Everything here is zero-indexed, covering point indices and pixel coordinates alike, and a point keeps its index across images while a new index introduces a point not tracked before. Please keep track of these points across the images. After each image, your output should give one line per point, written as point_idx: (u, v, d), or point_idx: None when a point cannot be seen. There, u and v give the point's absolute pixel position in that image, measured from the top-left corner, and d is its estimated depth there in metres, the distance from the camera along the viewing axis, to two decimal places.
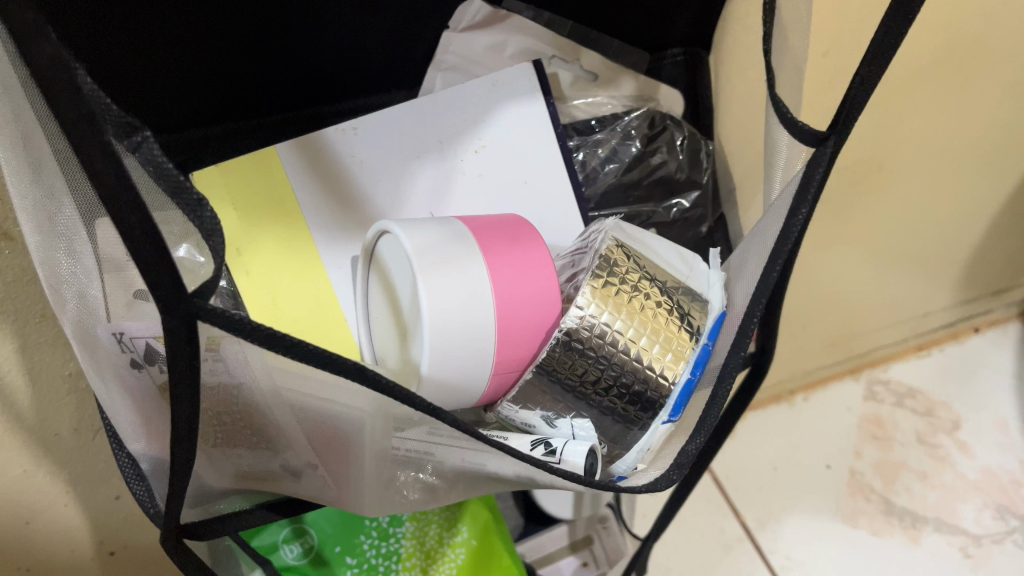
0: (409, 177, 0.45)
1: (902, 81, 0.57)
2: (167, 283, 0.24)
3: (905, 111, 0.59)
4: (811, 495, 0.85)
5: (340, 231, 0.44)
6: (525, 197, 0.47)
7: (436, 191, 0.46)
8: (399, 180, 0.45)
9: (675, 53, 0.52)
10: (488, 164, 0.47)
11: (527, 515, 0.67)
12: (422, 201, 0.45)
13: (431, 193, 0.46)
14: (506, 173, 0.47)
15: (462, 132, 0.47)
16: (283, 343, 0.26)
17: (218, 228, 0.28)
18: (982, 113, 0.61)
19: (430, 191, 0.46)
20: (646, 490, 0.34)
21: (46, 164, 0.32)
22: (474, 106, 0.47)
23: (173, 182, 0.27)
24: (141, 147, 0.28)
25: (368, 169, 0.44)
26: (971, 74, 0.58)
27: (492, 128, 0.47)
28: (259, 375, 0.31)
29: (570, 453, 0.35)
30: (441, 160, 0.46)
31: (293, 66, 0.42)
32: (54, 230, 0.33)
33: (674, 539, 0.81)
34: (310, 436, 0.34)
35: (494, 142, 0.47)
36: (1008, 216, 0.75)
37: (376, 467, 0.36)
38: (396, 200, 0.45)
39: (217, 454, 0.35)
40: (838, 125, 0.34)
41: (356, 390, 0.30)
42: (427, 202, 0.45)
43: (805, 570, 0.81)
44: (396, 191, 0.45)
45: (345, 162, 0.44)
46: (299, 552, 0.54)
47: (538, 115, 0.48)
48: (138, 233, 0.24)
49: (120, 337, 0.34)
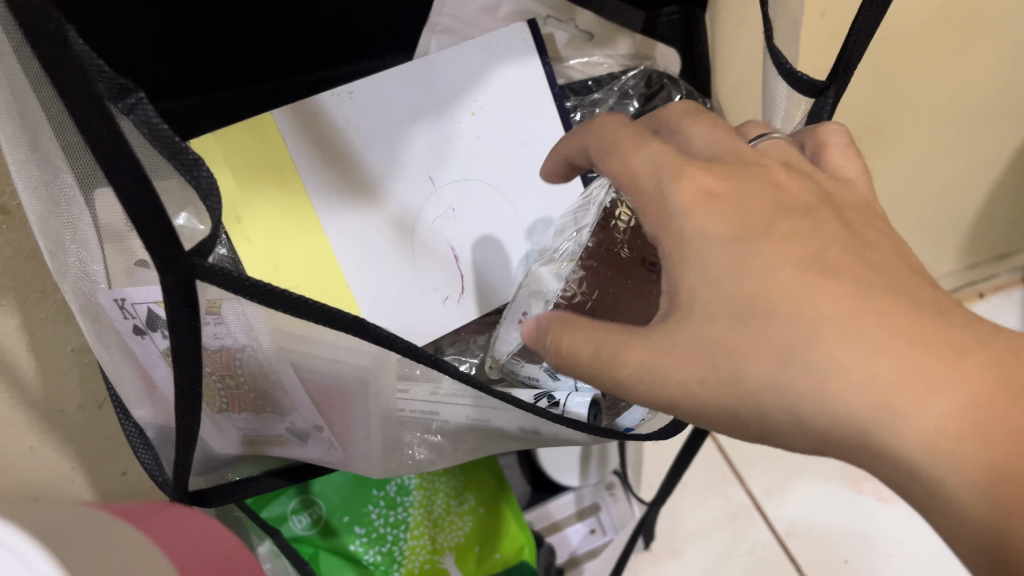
0: (407, 143, 0.45)
1: (899, 55, 0.53)
2: (163, 239, 0.24)
3: (905, 86, 0.56)
4: (816, 463, 0.80)
5: (342, 195, 0.44)
6: (520, 161, 0.47)
7: (432, 155, 0.46)
8: (394, 152, 0.45)
9: (670, 12, 0.49)
10: (485, 127, 0.47)
11: (533, 483, 0.71)
12: (420, 165, 0.45)
13: (429, 157, 0.45)
14: (500, 140, 0.47)
15: (459, 94, 0.46)
16: (281, 299, 0.26)
17: (215, 189, 0.27)
18: (986, 85, 0.58)
19: (426, 154, 0.45)
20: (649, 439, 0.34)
21: (44, 136, 0.32)
22: (466, 67, 0.46)
23: (169, 145, 0.27)
24: (136, 109, 0.27)
25: (360, 148, 0.44)
26: (973, 43, 0.54)
27: (489, 93, 0.47)
28: (261, 340, 0.30)
29: (573, 399, 0.36)
30: (437, 126, 0.46)
31: (290, 36, 0.42)
32: (56, 198, 0.33)
33: (676, 506, 0.77)
34: (317, 403, 0.33)
35: (493, 108, 0.47)
36: (1015, 185, 0.70)
37: (104, 561, 0.27)
38: (393, 175, 0.45)
39: (222, 417, 0.34)
40: (838, 76, 0.34)
41: (361, 347, 0.30)
42: (425, 165, 0.45)
43: (811, 535, 0.77)
44: (392, 157, 0.45)
45: (343, 134, 0.44)
46: (308, 522, 0.55)
47: (532, 74, 0.47)
48: (132, 191, 0.23)
49: (122, 303, 0.33)
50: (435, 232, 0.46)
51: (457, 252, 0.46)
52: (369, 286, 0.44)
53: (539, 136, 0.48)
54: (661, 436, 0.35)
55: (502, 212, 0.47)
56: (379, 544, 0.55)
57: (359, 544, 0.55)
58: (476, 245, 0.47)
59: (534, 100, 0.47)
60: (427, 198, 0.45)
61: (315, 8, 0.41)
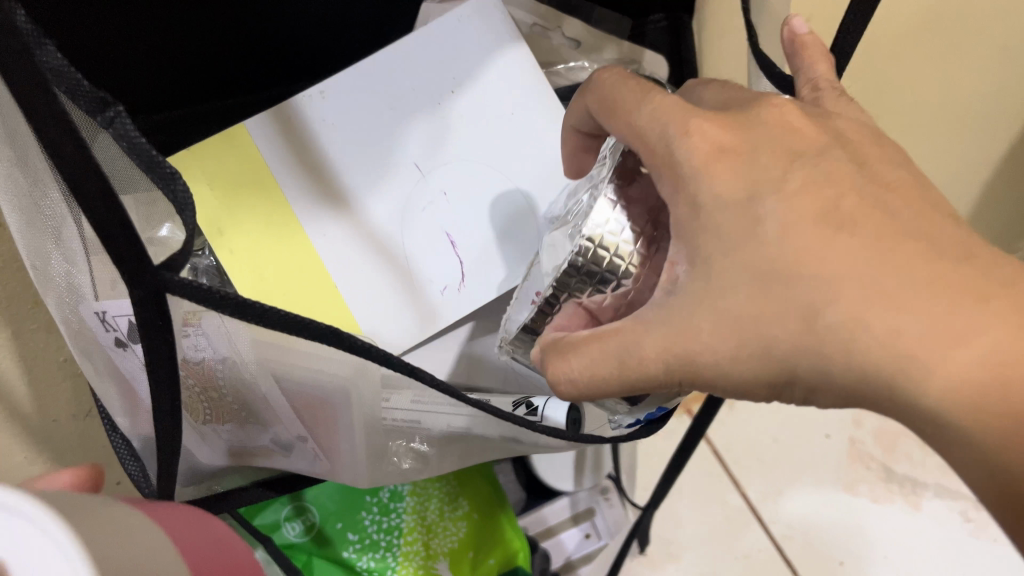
0: (383, 134, 0.45)
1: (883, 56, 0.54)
2: (128, 254, 0.24)
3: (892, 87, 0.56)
4: (811, 466, 0.80)
5: (323, 194, 0.44)
6: (511, 138, 0.46)
7: (412, 143, 0.45)
8: (374, 150, 0.45)
9: (658, 18, 0.50)
10: (465, 108, 0.46)
11: (528, 489, 0.71)
12: (399, 155, 0.45)
13: (408, 147, 0.45)
14: (485, 119, 0.46)
15: (431, 80, 0.46)
16: (252, 310, 0.26)
17: (191, 204, 0.26)
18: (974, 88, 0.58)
19: (406, 145, 0.45)
20: (631, 437, 0.35)
21: (27, 151, 0.31)
22: (437, 52, 0.46)
23: (147, 159, 0.26)
24: (114, 123, 0.26)
25: (338, 150, 0.44)
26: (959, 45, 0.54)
27: (466, 75, 0.46)
28: (242, 353, 0.31)
29: (554, 403, 0.37)
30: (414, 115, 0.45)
31: (274, 47, 0.43)
32: (41, 211, 0.32)
33: (672, 511, 0.77)
34: (299, 413, 0.34)
35: (471, 89, 0.46)
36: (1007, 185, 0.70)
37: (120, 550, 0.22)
38: (378, 172, 0.45)
39: (206, 429, 0.34)
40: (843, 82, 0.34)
41: (338, 356, 0.31)
42: (405, 154, 0.45)
43: (807, 538, 0.76)
44: (370, 152, 0.45)
45: (321, 142, 0.44)
46: (301, 529, 0.55)
47: (506, 50, 0.46)
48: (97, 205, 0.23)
49: (103, 316, 0.33)
50: (423, 221, 0.45)
51: (453, 239, 0.45)
52: (357, 284, 0.44)
53: (526, 110, 0.46)
54: (636, 437, 0.34)
55: (498, 191, 0.45)
56: (372, 550, 0.55)
57: (352, 551, 0.55)
58: (471, 227, 0.45)
59: (511, 78, 0.46)
60: (415, 191, 0.45)
61: (299, 22, 0.42)
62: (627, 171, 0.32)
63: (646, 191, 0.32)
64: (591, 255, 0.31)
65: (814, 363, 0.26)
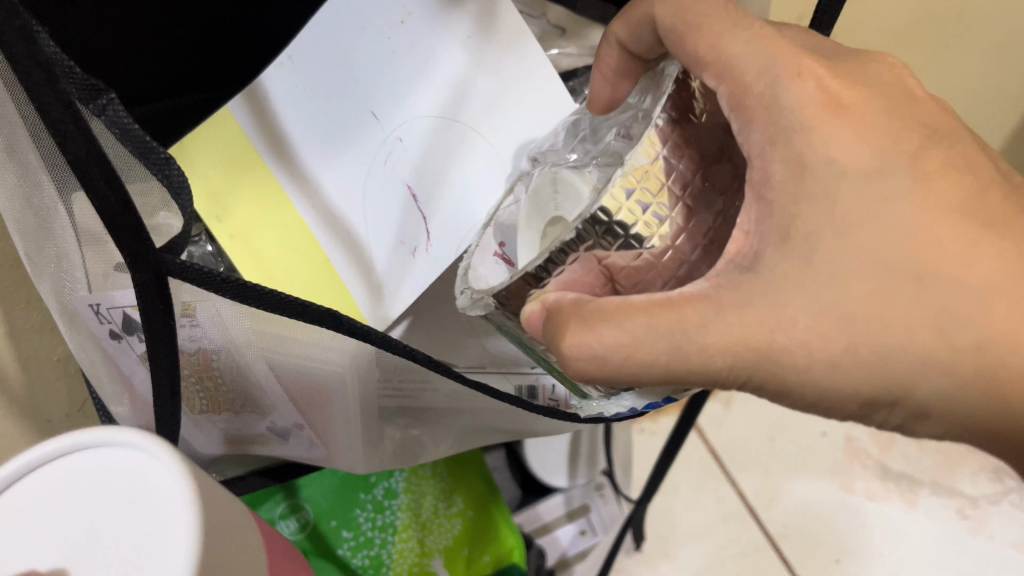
0: (341, 86, 0.42)
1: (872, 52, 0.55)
2: (131, 237, 0.25)
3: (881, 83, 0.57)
4: (807, 463, 0.80)
5: (289, 156, 0.42)
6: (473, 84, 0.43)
7: (371, 94, 0.42)
8: (329, 99, 0.42)
9: None
10: (421, 55, 0.42)
11: (522, 487, 0.70)
12: (358, 107, 0.42)
13: (367, 98, 0.42)
14: (447, 66, 0.43)
15: (383, 24, 0.42)
16: (253, 293, 0.26)
17: (184, 186, 0.29)
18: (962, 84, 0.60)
19: (365, 95, 0.42)
20: (632, 416, 0.34)
21: (18, 138, 0.30)
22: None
23: (139, 145, 0.28)
24: (107, 110, 0.28)
25: (292, 111, 0.42)
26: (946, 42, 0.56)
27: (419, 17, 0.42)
28: (236, 340, 0.30)
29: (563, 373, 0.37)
30: (370, 64, 0.42)
31: (258, 34, 0.43)
32: (31, 201, 0.31)
33: (669, 509, 0.77)
34: (295, 400, 0.33)
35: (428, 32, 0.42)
36: None
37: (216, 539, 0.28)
38: (338, 135, 0.42)
39: (203, 416, 0.34)
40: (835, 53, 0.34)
41: (337, 344, 0.30)
42: (364, 106, 0.42)
43: (805, 535, 0.76)
44: (330, 105, 0.42)
45: (278, 104, 0.42)
46: (295, 526, 0.54)
47: None
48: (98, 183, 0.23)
49: (97, 308, 0.33)
50: (387, 180, 0.42)
51: (415, 191, 0.42)
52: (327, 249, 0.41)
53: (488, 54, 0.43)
54: (632, 418, 0.34)
55: (460, 139, 0.43)
56: (366, 548, 0.54)
57: (347, 547, 0.54)
58: (438, 183, 0.43)
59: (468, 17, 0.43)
60: (376, 152, 0.42)
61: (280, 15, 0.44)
62: (681, 108, 0.29)
63: (698, 133, 0.29)
64: (607, 226, 0.27)
65: (834, 345, 0.26)
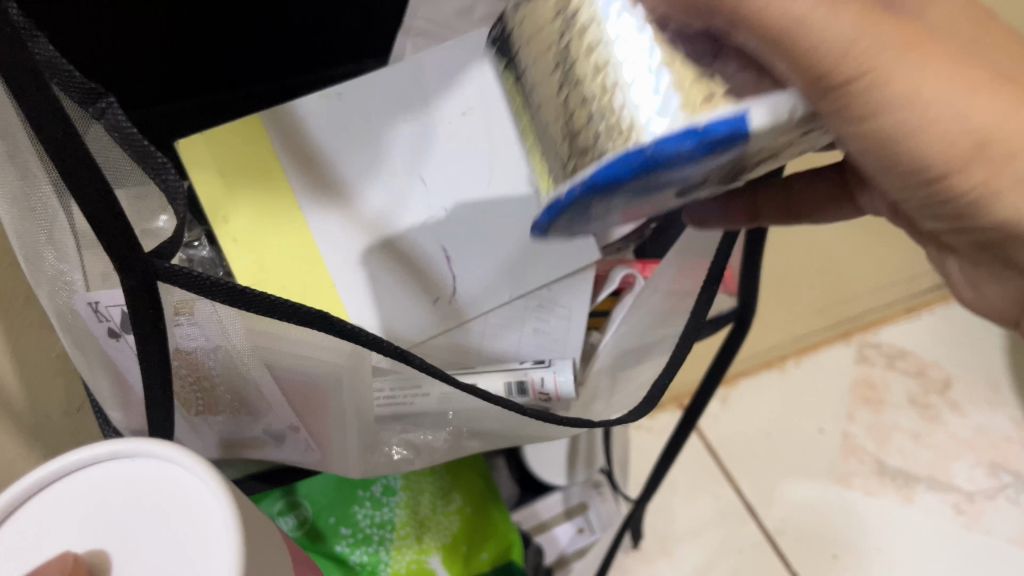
0: (385, 146, 0.43)
1: None
2: (120, 240, 0.25)
3: None
4: (803, 459, 0.81)
5: (325, 197, 0.42)
6: (507, 160, 0.44)
7: (413, 158, 0.43)
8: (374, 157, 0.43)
9: None
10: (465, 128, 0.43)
11: (521, 485, 0.71)
12: (399, 169, 0.43)
13: (409, 161, 0.43)
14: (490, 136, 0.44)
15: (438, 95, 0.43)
16: (245, 297, 0.26)
17: (181, 192, 0.29)
18: None
19: (408, 157, 0.43)
20: (628, 420, 0.34)
21: (19, 142, 0.30)
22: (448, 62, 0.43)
23: (137, 148, 0.28)
24: (106, 113, 0.28)
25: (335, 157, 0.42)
26: None
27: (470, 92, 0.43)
28: (231, 343, 0.31)
29: (563, 368, 0.39)
30: (417, 128, 0.43)
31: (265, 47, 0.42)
32: (31, 202, 0.32)
33: (665, 506, 0.78)
34: (290, 402, 0.34)
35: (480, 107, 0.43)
36: None
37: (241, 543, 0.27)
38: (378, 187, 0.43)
39: (200, 417, 0.35)
40: None
41: (329, 345, 0.30)
42: (405, 169, 0.43)
43: (802, 530, 0.77)
44: (370, 163, 0.43)
45: (313, 136, 0.42)
46: (294, 523, 0.54)
47: None
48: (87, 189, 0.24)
49: (96, 306, 0.33)
50: (421, 239, 0.43)
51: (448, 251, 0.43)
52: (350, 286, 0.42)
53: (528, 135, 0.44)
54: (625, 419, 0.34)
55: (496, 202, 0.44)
56: (365, 545, 0.54)
57: (345, 545, 0.54)
58: (470, 244, 0.43)
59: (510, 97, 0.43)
60: (413, 212, 0.43)
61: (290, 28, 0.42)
62: None
63: None
64: None
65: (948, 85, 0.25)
